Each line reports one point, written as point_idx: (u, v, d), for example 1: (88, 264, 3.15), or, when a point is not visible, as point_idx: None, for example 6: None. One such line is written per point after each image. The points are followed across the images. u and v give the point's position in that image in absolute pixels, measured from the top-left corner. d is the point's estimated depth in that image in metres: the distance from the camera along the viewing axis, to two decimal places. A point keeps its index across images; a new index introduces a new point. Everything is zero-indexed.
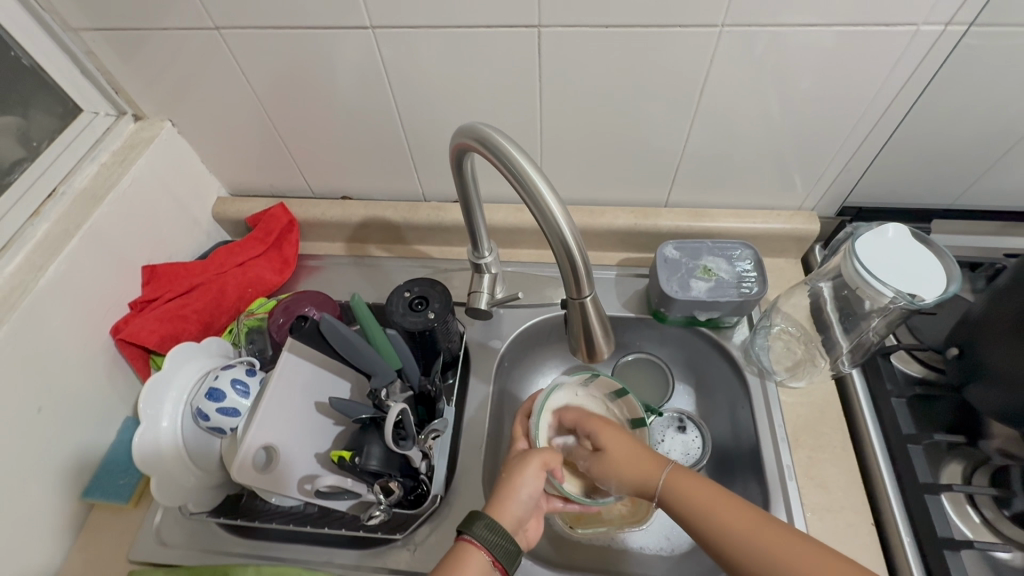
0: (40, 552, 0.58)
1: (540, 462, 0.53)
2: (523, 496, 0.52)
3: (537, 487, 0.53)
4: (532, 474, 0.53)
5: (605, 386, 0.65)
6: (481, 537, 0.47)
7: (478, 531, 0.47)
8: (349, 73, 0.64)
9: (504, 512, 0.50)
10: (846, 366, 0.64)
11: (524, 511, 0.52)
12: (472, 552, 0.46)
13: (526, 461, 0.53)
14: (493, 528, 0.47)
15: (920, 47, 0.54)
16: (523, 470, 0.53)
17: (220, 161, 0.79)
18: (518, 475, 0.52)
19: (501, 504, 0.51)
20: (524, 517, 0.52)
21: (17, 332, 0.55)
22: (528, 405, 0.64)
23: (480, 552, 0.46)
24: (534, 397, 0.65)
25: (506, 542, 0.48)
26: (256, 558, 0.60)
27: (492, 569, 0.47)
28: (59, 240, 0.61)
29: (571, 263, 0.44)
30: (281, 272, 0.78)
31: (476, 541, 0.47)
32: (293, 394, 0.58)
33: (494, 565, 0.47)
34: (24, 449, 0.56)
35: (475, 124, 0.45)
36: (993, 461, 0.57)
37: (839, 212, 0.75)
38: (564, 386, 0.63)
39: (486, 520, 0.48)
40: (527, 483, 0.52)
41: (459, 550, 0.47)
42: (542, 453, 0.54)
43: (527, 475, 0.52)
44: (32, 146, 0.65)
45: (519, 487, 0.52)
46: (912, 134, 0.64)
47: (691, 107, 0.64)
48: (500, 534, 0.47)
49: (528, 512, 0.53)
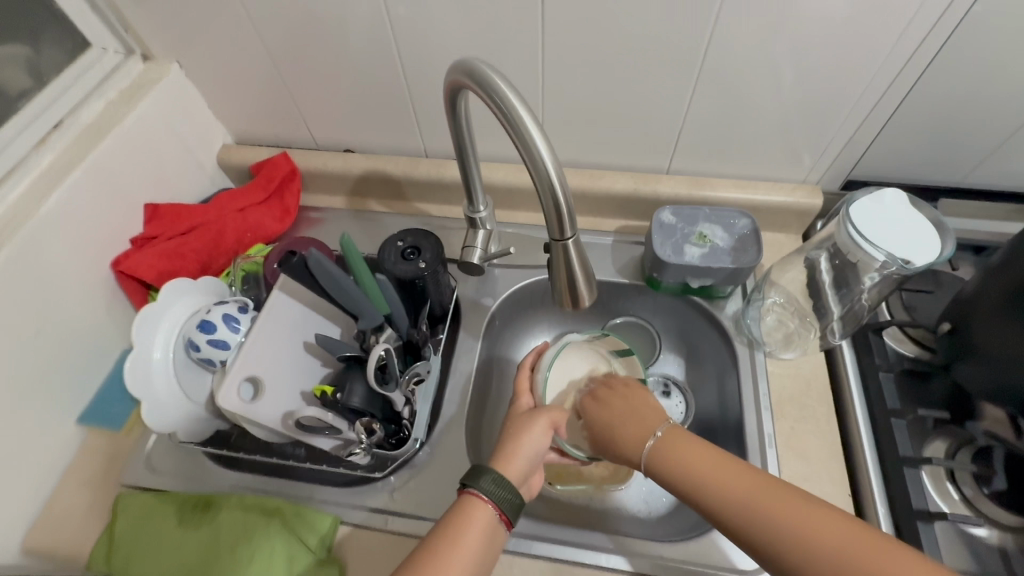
0: (36, 471, 0.61)
1: (548, 420, 0.54)
2: (529, 452, 0.52)
3: (545, 444, 0.53)
4: (541, 431, 0.53)
5: (611, 344, 0.67)
6: (489, 490, 0.47)
7: (485, 485, 0.48)
8: (352, 18, 0.64)
9: (511, 467, 0.51)
10: (836, 337, 0.64)
11: (530, 466, 0.52)
12: (482, 505, 0.47)
13: (533, 421, 0.54)
14: (500, 483, 0.48)
15: (935, 9, 0.52)
16: (531, 427, 0.53)
17: (226, 107, 0.79)
18: (525, 433, 0.53)
19: (508, 459, 0.51)
20: (530, 471, 0.52)
21: (19, 255, 0.57)
22: (532, 359, 0.64)
23: (487, 505, 0.47)
24: (538, 352, 0.65)
25: (512, 496, 0.48)
26: (241, 489, 0.61)
27: (499, 523, 0.48)
28: (62, 170, 0.62)
29: (555, 204, 0.44)
30: (281, 221, 0.79)
31: (482, 494, 0.47)
32: (283, 331, 0.60)
33: (500, 518, 0.48)
34: (21, 369, 0.58)
35: (468, 61, 0.45)
36: (977, 441, 0.56)
37: (844, 187, 0.74)
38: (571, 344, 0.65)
39: (493, 475, 0.48)
40: (535, 441, 0.53)
41: (465, 504, 0.48)
42: (550, 412, 0.55)
43: (534, 433, 0.53)
44: (41, 79, 0.67)
45: (525, 443, 0.52)
46: (924, 106, 0.62)
47: (695, 68, 0.62)
48: (507, 487, 0.48)
49: (533, 467, 0.53)
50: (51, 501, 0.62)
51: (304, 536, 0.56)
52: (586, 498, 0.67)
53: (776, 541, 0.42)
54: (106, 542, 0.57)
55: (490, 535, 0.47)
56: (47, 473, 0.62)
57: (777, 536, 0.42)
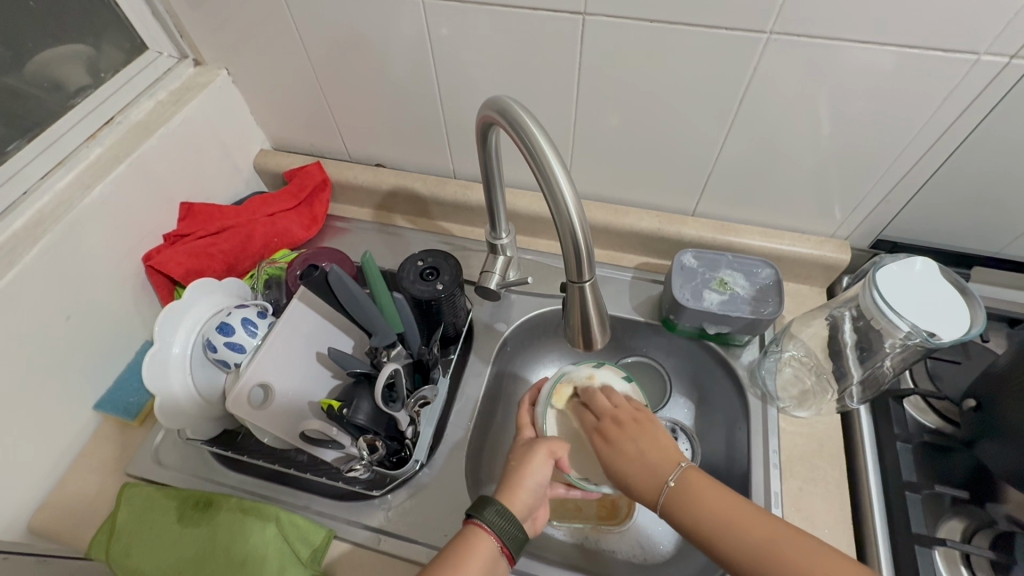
0: (50, 452, 0.62)
1: (548, 450, 0.53)
2: (532, 485, 0.51)
3: (546, 474, 0.52)
4: (541, 463, 0.52)
5: (613, 373, 0.62)
6: (492, 522, 0.47)
7: (489, 517, 0.47)
8: (398, 43, 0.66)
9: (515, 500, 0.50)
10: (853, 401, 0.61)
11: (534, 499, 0.52)
12: (485, 536, 0.47)
13: (532, 452, 0.53)
14: (503, 514, 0.48)
15: (979, 79, 0.52)
16: (532, 458, 0.52)
17: (268, 115, 0.82)
18: (527, 465, 0.52)
19: (511, 491, 0.51)
20: (534, 505, 0.52)
21: (59, 243, 0.59)
22: (534, 394, 0.63)
23: (490, 537, 0.47)
24: (538, 388, 0.63)
25: (516, 529, 0.48)
26: (242, 492, 0.62)
27: (500, 555, 0.47)
28: (108, 165, 0.65)
29: (575, 246, 0.44)
30: (308, 229, 0.81)
31: (486, 525, 0.47)
32: (298, 340, 0.62)
33: (502, 550, 0.47)
34: (49, 353, 0.60)
35: (501, 98, 0.46)
36: (998, 525, 0.53)
37: (874, 244, 0.73)
38: (570, 376, 0.61)
39: (497, 506, 0.48)
40: (537, 472, 0.52)
41: (469, 533, 0.47)
42: (548, 441, 0.54)
43: (536, 464, 0.52)
44: (99, 76, 0.70)
45: (528, 476, 0.51)
46: (966, 171, 0.60)
47: (730, 113, 0.62)
48: (510, 518, 0.48)
49: (537, 500, 0.53)
50: (62, 482, 0.64)
51: (298, 547, 0.56)
52: (581, 535, 0.66)
53: (724, 542, 0.46)
54: (106, 533, 0.58)
55: (491, 566, 0.46)
56: (59, 455, 0.63)
57: (725, 539, 0.46)
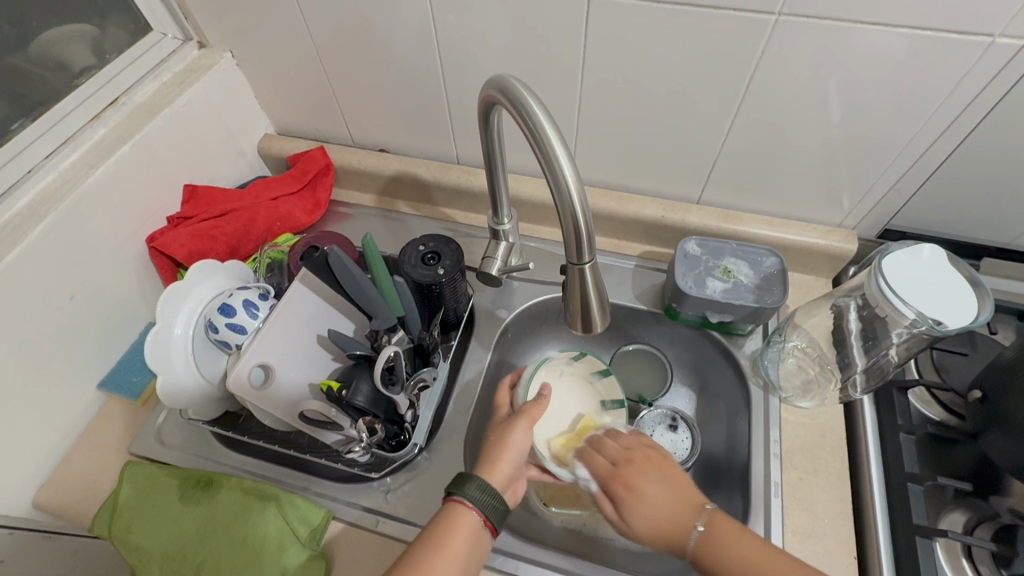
0: (54, 430, 0.63)
1: (527, 420, 0.54)
2: (512, 455, 0.52)
3: (526, 446, 0.53)
4: (522, 434, 0.53)
5: (592, 364, 0.64)
6: (473, 497, 0.47)
7: (469, 492, 0.47)
8: (401, 26, 0.65)
9: (495, 473, 0.50)
10: (857, 392, 0.61)
11: (514, 471, 0.52)
12: (465, 512, 0.47)
13: (512, 423, 0.53)
14: (485, 489, 0.47)
15: (993, 64, 0.51)
16: (513, 430, 0.53)
17: (272, 99, 0.82)
18: (507, 436, 0.52)
19: (491, 465, 0.51)
20: (514, 476, 0.52)
21: (62, 222, 0.60)
22: (514, 375, 0.62)
23: (472, 512, 0.47)
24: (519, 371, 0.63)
25: (497, 502, 0.48)
26: (242, 472, 0.63)
27: (482, 528, 0.47)
28: (112, 145, 0.65)
29: (575, 227, 0.43)
30: (311, 213, 0.81)
31: (467, 501, 0.47)
32: (298, 322, 0.62)
33: (484, 523, 0.47)
34: (52, 331, 0.61)
35: (503, 77, 0.45)
36: (1002, 518, 0.53)
37: (882, 234, 0.72)
38: (551, 361, 0.62)
39: (477, 481, 0.48)
40: (516, 443, 0.52)
41: (450, 510, 0.47)
42: (527, 410, 0.54)
43: (515, 435, 0.53)
44: (103, 57, 0.70)
45: (507, 448, 0.52)
46: (978, 159, 0.59)
47: (737, 99, 0.61)
48: (489, 493, 0.48)
49: (518, 470, 0.53)
50: (66, 459, 0.64)
51: (296, 527, 0.56)
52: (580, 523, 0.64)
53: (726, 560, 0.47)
54: (108, 510, 0.58)
55: (473, 541, 0.46)
56: (64, 433, 0.64)
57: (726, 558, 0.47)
